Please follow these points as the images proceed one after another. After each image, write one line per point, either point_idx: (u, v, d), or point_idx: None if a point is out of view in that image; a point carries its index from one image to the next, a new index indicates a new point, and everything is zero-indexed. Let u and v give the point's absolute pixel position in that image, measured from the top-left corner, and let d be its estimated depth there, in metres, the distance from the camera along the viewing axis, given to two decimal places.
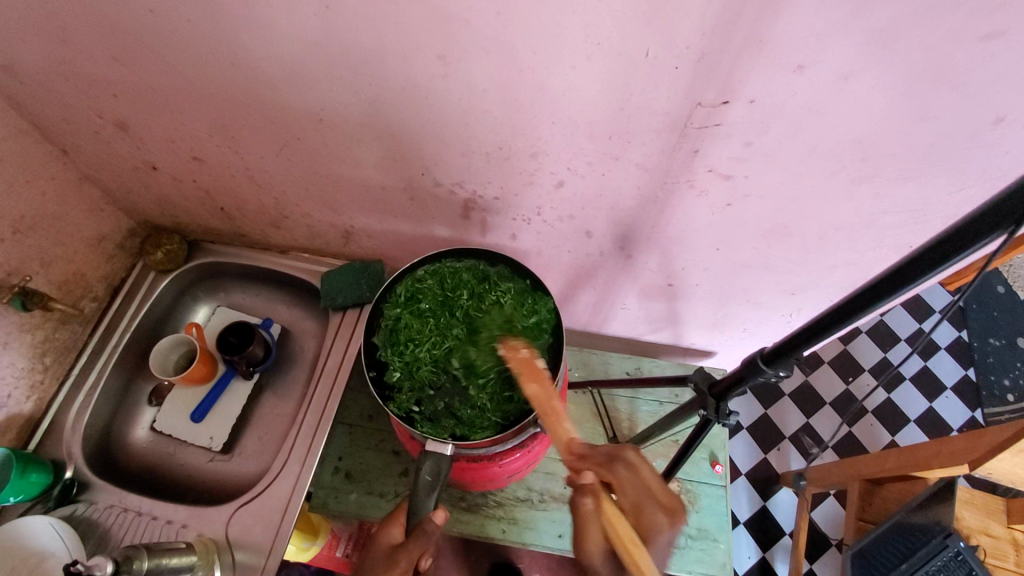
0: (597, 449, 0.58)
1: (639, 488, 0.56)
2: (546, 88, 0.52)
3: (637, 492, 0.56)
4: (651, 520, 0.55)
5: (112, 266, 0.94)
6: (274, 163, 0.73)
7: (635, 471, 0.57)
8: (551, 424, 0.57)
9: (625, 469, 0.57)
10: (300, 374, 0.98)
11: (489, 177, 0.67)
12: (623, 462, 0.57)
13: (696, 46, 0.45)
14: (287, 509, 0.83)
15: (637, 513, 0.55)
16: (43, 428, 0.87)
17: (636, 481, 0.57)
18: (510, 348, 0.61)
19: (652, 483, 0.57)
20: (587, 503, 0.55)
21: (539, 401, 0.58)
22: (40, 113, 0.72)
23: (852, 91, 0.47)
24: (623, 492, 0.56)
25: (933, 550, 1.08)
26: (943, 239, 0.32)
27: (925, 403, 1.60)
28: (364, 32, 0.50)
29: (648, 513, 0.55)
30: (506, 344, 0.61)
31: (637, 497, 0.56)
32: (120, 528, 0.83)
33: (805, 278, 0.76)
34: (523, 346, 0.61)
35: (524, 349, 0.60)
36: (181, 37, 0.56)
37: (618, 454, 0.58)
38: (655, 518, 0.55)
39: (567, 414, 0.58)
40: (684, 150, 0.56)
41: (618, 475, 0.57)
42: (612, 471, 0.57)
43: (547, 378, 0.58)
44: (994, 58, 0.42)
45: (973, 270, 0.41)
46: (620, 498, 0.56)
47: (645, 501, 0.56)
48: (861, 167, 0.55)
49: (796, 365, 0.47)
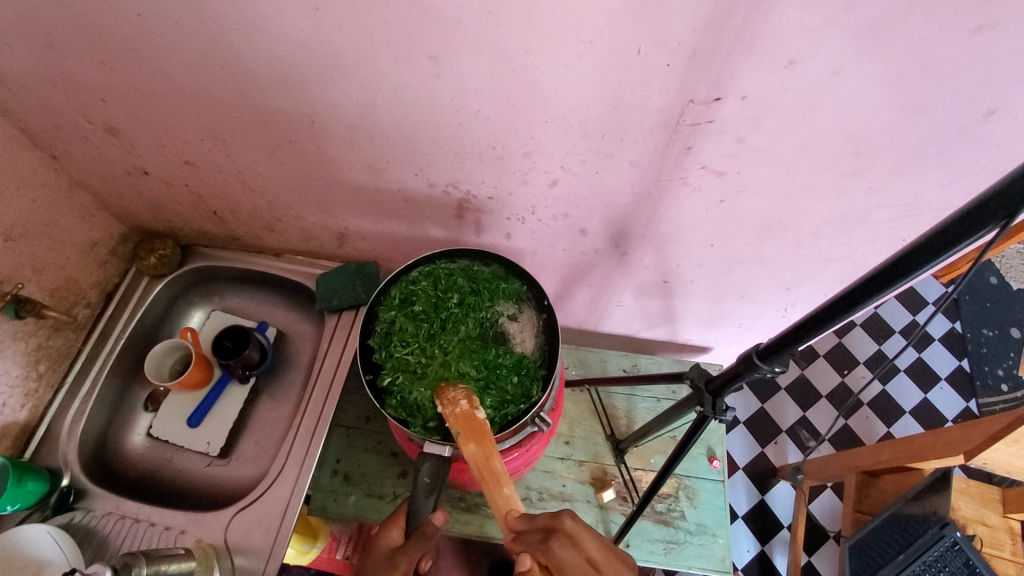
0: (534, 525, 0.57)
1: (580, 565, 0.57)
2: (539, 86, 0.52)
3: (579, 570, 0.56)
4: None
5: (105, 272, 0.93)
6: (267, 166, 0.73)
7: (568, 543, 0.57)
8: (492, 492, 0.58)
9: (561, 545, 0.56)
10: (296, 377, 0.98)
11: (482, 176, 0.67)
12: (560, 536, 0.57)
13: (687, 42, 0.45)
14: (285, 513, 0.83)
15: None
16: (39, 436, 0.86)
17: (574, 558, 0.57)
18: (448, 400, 0.60)
19: (594, 560, 0.57)
20: (525, 562, 0.57)
21: (477, 467, 0.57)
22: (29, 119, 0.71)
23: (844, 86, 0.47)
24: (558, 568, 0.56)
25: (931, 539, 1.10)
26: (935, 232, 0.32)
27: (920, 394, 1.61)
28: (355, 33, 0.50)
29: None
30: (443, 397, 0.61)
31: (576, 572, 0.56)
32: (119, 534, 0.82)
33: (800, 273, 0.76)
34: (464, 398, 0.60)
35: (463, 402, 0.60)
36: (171, 41, 0.56)
37: (553, 527, 0.57)
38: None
39: (508, 478, 0.58)
40: (677, 147, 0.56)
41: (555, 557, 0.56)
42: (547, 553, 0.56)
43: (486, 434, 0.58)
44: (983, 51, 0.42)
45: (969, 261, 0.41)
46: (559, 572, 0.56)
47: (586, 575, 0.56)
48: (853, 161, 0.55)
49: (791, 361, 0.47)
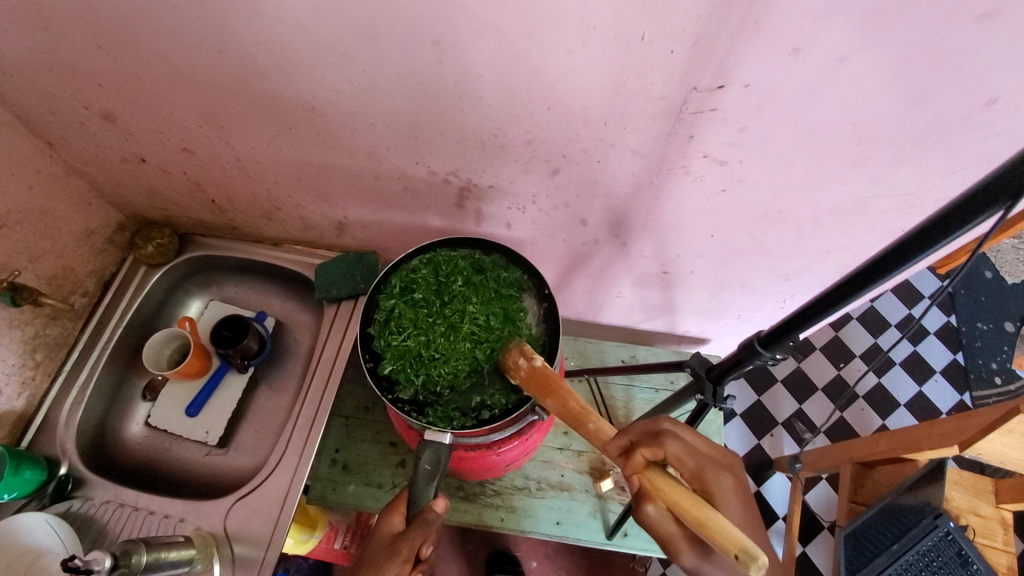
0: (638, 428, 0.61)
1: (694, 454, 0.59)
2: (541, 73, 0.52)
3: (693, 457, 0.59)
4: (715, 480, 0.58)
5: (102, 261, 0.93)
6: (266, 153, 0.72)
7: (677, 437, 0.60)
8: (582, 429, 0.60)
9: (674, 441, 0.59)
10: (295, 367, 0.98)
11: (483, 165, 0.66)
12: (667, 435, 0.60)
13: (691, 29, 0.45)
14: (285, 502, 0.83)
15: (700, 474, 0.59)
16: (36, 425, 0.86)
17: (686, 449, 0.59)
18: (513, 363, 0.61)
19: (699, 446, 0.60)
20: (651, 507, 0.56)
21: (561, 409, 0.59)
22: (24, 105, 0.71)
23: (846, 74, 0.47)
24: (678, 463, 0.59)
25: (924, 529, 1.11)
26: (939, 218, 0.32)
27: (914, 387, 1.63)
28: (356, 17, 0.50)
29: (710, 474, 0.58)
30: (509, 367, 0.62)
31: (697, 463, 0.59)
32: (117, 523, 0.82)
33: (799, 264, 0.76)
34: (521, 356, 0.61)
35: (524, 360, 0.60)
36: (169, 24, 0.55)
37: (656, 430, 0.61)
38: (719, 478, 0.58)
39: (592, 410, 0.60)
40: (679, 135, 0.56)
41: (669, 449, 0.59)
42: (661, 447, 0.59)
43: (558, 381, 0.59)
44: (985, 39, 0.42)
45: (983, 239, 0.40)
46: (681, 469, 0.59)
47: (703, 462, 0.59)
48: (855, 151, 0.55)
49: (792, 348, 0.47)
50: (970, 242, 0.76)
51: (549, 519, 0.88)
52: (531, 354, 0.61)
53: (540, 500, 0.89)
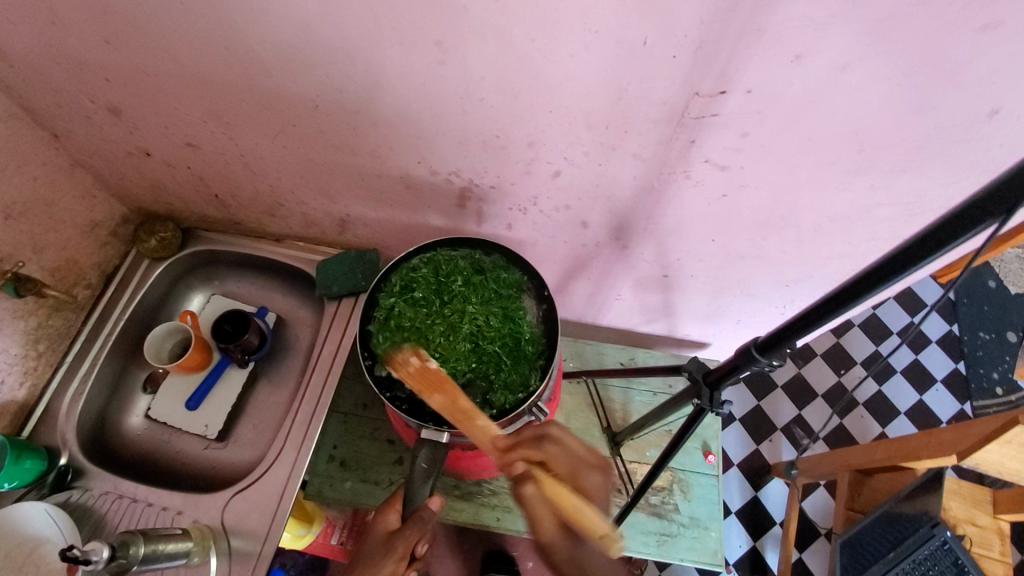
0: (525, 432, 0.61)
1: (569, 457, 0.62)
2: (544, 76, 0.52)
3: (569, 460, 0.62)
4: (587, 481, 0.62)
5: (106, 253, 0.94)
6: (269, 150, 0.73)
7: (558, 441, 0.62)
8: (468, 429, 0.56)
9: (552, 445, 0.61)
10: (295, 363, 0.98)
11: (485, 166, 0.67)
12: (549, 439, 0.62)
13: (694, 35, 0.45)
14: (282, 497, 0.83)
15: (575, 476, 0.62)
16: (37, 414, 0.87)
17: (564, 452, 0.62)
18: (399, 363, 0.58)
19: (575, 450, 0.63)
20: (529, 489, 0.60)
21: (448, 410, 0.56)
22: (31, 97, 0.71)
23: (848, 82, 0.47)
24: (555, 465, 0.61)
25: (920, 538, 1.12)
26: (932, 230, 0.32)
27: (915, 395, 1.62)
28: (360, 17, 0.50)
29: (581, 475, 0.62)
30: (394, 362, 0.58)
31: (570, 465, 0.62)
32: (115, 514, 0.83)
33: (799, 271, 0.76)
34: (413, 356, 0.58)
35: (413, 359, 0.58)
36: (175, 20, 0.55)
37: (545, 433, 0.62)
38: (588, 477, 0.62)
39: (479, 411, 0.57)
40: (681, 140, 0.56)
41: (548, 452, 0.61)
42: (541, 450, 0.60)
43: (449, 386, 0.57)
44: (988, 49, 0.42)
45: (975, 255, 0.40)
46: (555, 470, 0.61)
47: (578, 465, 0.62)
48: (856, 158, 0.55)
49: (789, 354, 0.47)
50: (970, 254, 0.78)
51: None
52: (425, 354, 0.59)
53: None
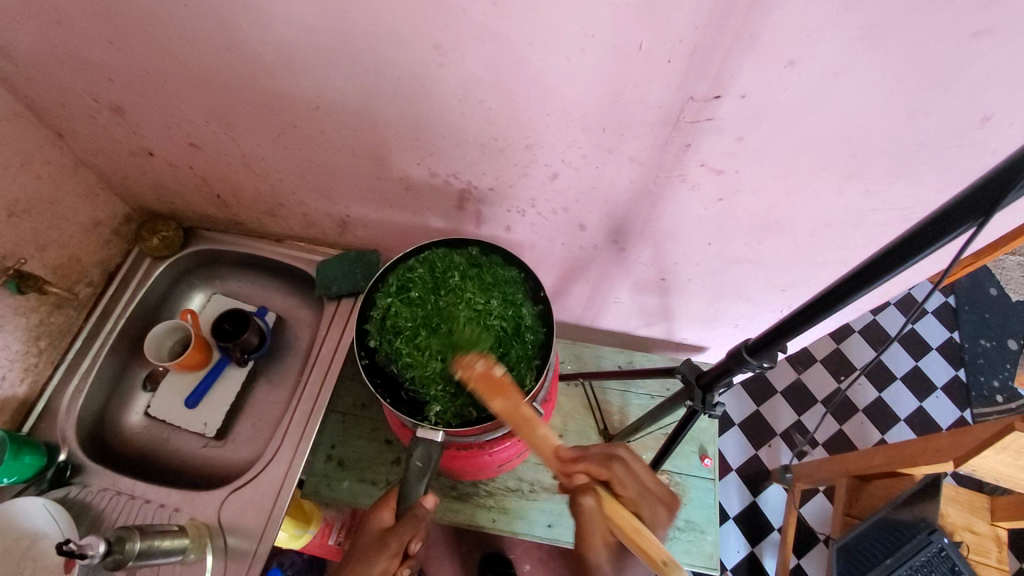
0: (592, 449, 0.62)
1: (639, 486, 0.61)
2: (541, 79, 0.53)
3: (636, 486, 0.61)
4: (650, 512, 0.61)
5: (108, 252, 0.94)
6: (270, 150, 0.73)
7: (626, 465, 0.61)
8: (530, 439, 0.57)
9: (623, 467, 0.61)
10: (294, 362, 0.99)
11: (483, 168, 0.67)
12: (619, 462, 0.61)
13: (688, 40, 0.46)
14: (278, 495, 0.83)
15: (638, 504, 0.61)
16: (38, 410, 0.88)
17: (633, 478, 0.61)
18: (464, 365, 0.58)
19: (645, 479, 0.62)
20: (587, 501, 0.60)
21: (509, 416, 0.56)
22: (36, 97, 0.72)
23: (841, 88, 0.47)
24: (621, 488, 0.61)
25: (918, 545, 1.11)
26: (912, 235, 0.33)
27: (915, 402, 1.62)
28: (359, 21, 0.51)
29: (646, 507, 0.61)
30: (461, 362, 0.58)
31: (637, 492, 0.61)
32: (113, 510, 0.83)
33: (796, 275, 0.77)
34: (480, 360, 0.58)
35: (479, 364, 0.58)
36: (178, 22, 0.56)
37: (611, 453, 0.62)
38: (654, 510, 0.61)
39: (540, 419, 0.57)
40: (676, 144, 0.57)
41: (615, 474, 0.61)
42: (608, 469, 0.61)
43: (512, 390, 0.56)
44: (980, 56, 0.43)
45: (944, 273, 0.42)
46: (619, 492, 0.61)
47: (644, 494, 0.61)
48: (850, 163, 0.55)
49: (780, 357, 0.47)
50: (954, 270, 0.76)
51: (541, 522, 0.89)
52: (492, 361, 0.58)
53: (532, 503, 0.89)
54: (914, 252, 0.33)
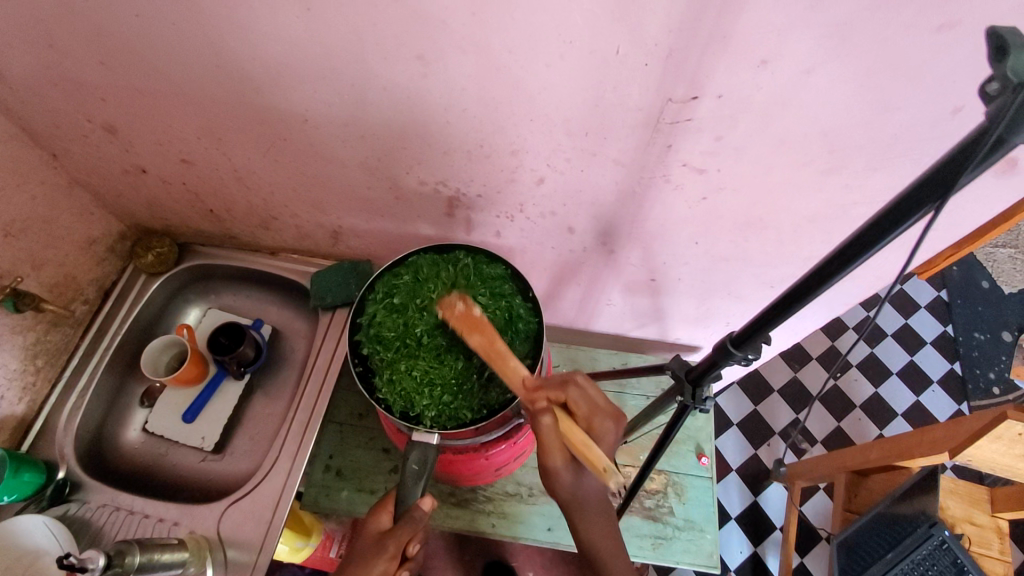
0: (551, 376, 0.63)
1: (589, 404, 0.61)
2: (523, 86, 0.54)
3: (589, 405, 0.61)
4: (602, 428, 0.60)
5: (103, 269, 0.95)
6: (261, 164, 0.75)
7: (580, 387, 0.62)
8: (499, 367, 0.60)
9: (577, 389, 0.62)
10: (290, 373, 0.99)
11: (471, 175, 0.68)
12: (573, 384, 0.62)
13: (663, 43, 0.47)
14: (278, 505, 0.84)
15: (591, 420, 0.61)
16: (36, 430, 0.88)
17: (587, 397, 0.62)
18: (447, 306, 0.63)
19: (599, 399, 0.62)
20: (546, 421, 0.59)
21: (484, 349, 0.60)
22: (29, 118, 0.73)
23: (814, 85, 0.49)
24: (575, 408, 0.61)
25: (917, 539, 1.12)
26: (875, 224, 0.34)
27: (912, 397, 1.63)
28: (344, 34, 0.52)
29: (599, 421, 0.61)
30: (444, 304, 0.63)
31: (590, 408, 0.61)
32: (113, 526, 0.83)
33: (782, 271, 0.78)
34: (460, 301, 0.63)
35: (460, 303, 0.63)
36: (167, 40, 0.58)
37: (568, 379, 0.63)
38: (604, 425, 0.61)
39: (512, 354, 0.61)
40: (658, 145, 0.58)
41: (571, 396, 0.62)
42: (564, 393, 0.61)
43: (488, 327, 0.61)
44: (945, 50, 0.44)
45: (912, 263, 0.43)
46: (575, 413, 0.61)
47: (596, 411, 0.61)
48: (828, 159, 0.57)
49: (763, 349, 0.48)
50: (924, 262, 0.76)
51: (541, 526, 0.89)
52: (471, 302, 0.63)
53: (532, 507, 0.90)
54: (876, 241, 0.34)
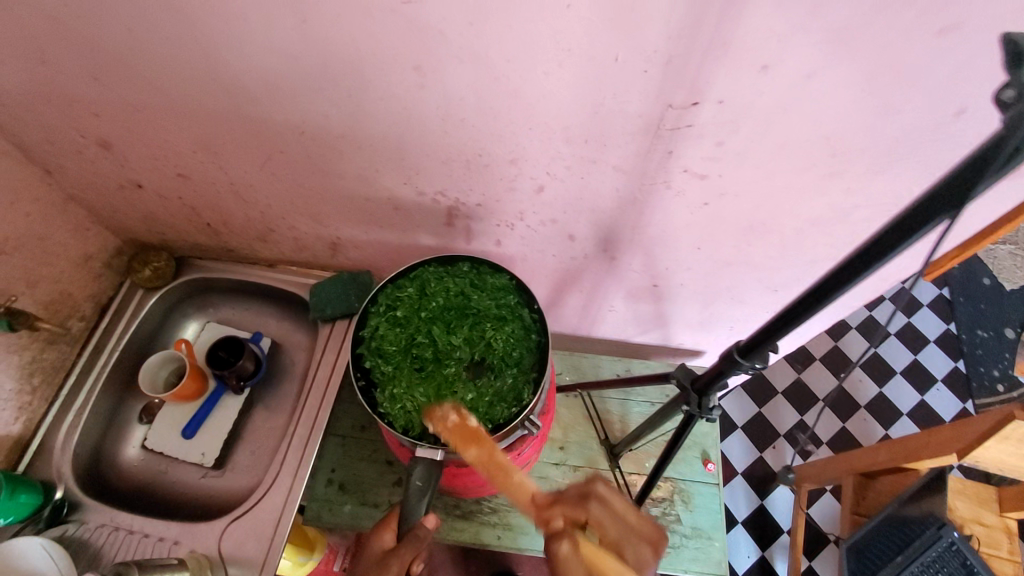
0: (568, 491, 0.60)
1: (616, 524, 0.59)
2: (521, 95, 0.53)
3: (616, 527, 0.59)
4: (633, 551, 0.58)
5: (100, 285, 0.94)
6: (258, 177, 0.74)
7: (603, 501, 0.59)
8: (501, 484, 0.58)
9: (599, 506, 0.59)
10: (290, 386, 0.98)
11: (470, 184, 0.68)
12: (596, 497, 0.59)
13: (662, 49, 0.46)
14: (279, 521, 0.83)
15: (620, 544, 0.59)
16: (33, 449, 0.86)
17: (612, 518, 0.59)
18: (438, 418, 0.59)
19: (625, 513, 0.60)
20: (563, 547, 0.56)
21: (484, 463, 0.57)
22: (23, 135, 0.73)
23: (816, 89, 0.48)
24: (601, 529, 0.59)
25: (928, 540, 1.10)
26: (883, 235, 0.33)
27: (917, 396, 1.62)
28: (339, 46, 0.52)
29: (628, 545, 0.59)
30: (433, 416, 0.59)
31: (619, 533, 0.59)
32: (111, 547, 0.82)
33: (786, 275, 0.77)
34: (453, 412, 0.59)
35: (452, 415, 0.59)
36: (160, 55, 0.57)
37: (588, 489, 0.60)
38: (636, 548, 0.58)
39: (515, 466, 0.58)
40: (659, 151, 0.58)
41: (594, 513, 0.59)
42: (586, 510, 0.59)
43: (485, 438, 0.57)
44: (948, 51, 0.43)
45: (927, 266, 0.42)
46: (602, 535, 0.59)
47: (625, 534, 0.59)
48: (831, 162, 0.56)
49: (771, 357, 0.47)
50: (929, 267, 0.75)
51: None
52: (465, 411, 0.60)
53: None
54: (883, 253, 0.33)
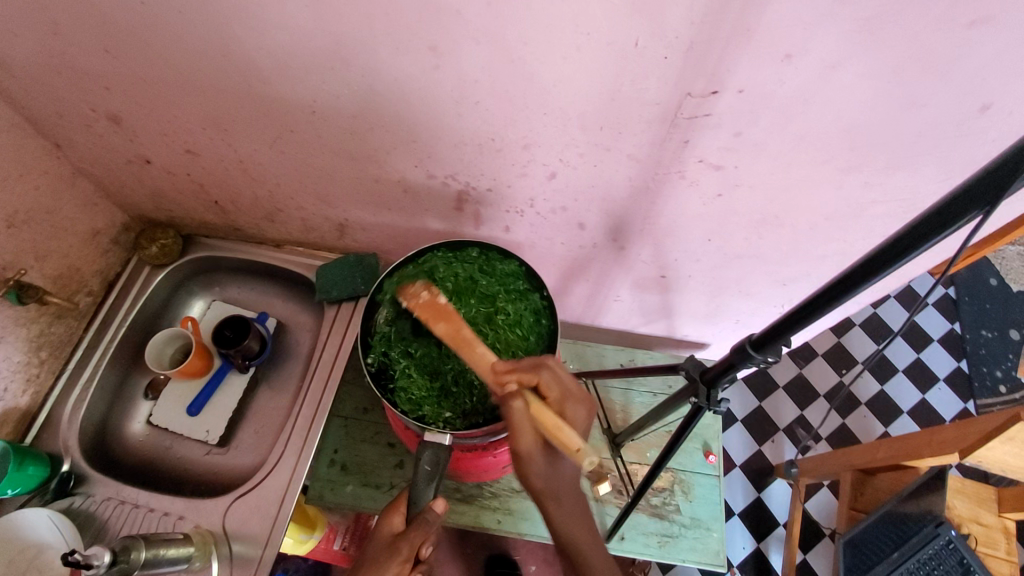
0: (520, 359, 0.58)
1: (562, 386, 0.57)
2: (537, 78, 0.53)
3: (562, 387, 0.57)
4: (574, 413, 0.57)
5: (107, 261, 0.94)
6: (267, 156, 0.73)
7: (554, 370, 0.58)
8: (465, 354, 0.58)
9: (551, 373, 0.57)
10: (296, 366, 0.99)
11: (481, 168, 0.67)
12: (548, 367, 0.58)
13: (685, 35, 0.46)
14: (284, 500, 0.83)
15: (563, 405, 0.57)
16: (40, 421, 0.87)
17: (557, 379, 0.57)
18: (411, 294, 0.62)
19: (574, 385, 0.58)
20: (518, 407, 0.56)
21: (450, 336, 0.59)
22: (31, 107, 0.72)
23: (840, 80, 0.47)
24: (548, 391, 0.57)
25: (924, 539, 1.11)
26: (908, 232, 0.33)
27: (918, 394, 1.62)
28: (353, 23, 0.51)
29: (571, 405, 0.57)
30: (405, 293, 0.63)
31: (564, 391, 0.57)
32: (117, 520, 0.83)
33: (795, 269, 0.77)
34: (424, 289, 0.62)
35: (424, 292, 0.62)
36: (173, 29, 0.56)
37: (540, 362, 0.58)
38: (577, 410, 0.58)
39: (480, 341, 0.59)
40: (675, 140, 0.57)
41: (544, 378, 0.57)
42: (536, 375, 0.57)
43: (453, 314, 0.60)
44: (979, 44, 0.42)
45: (963, 248, 0.39)
46: (547, 396, 0.57)
47: (567, 394, 0.57)
48: (849, 156, 0.55)
49: (784, 351, 0.47)
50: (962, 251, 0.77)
51: (546, 522, 0.88)
52: (435, 290, 0.62)
53: (537, 503, 0.89)
54: (909, 250, 0.33)
